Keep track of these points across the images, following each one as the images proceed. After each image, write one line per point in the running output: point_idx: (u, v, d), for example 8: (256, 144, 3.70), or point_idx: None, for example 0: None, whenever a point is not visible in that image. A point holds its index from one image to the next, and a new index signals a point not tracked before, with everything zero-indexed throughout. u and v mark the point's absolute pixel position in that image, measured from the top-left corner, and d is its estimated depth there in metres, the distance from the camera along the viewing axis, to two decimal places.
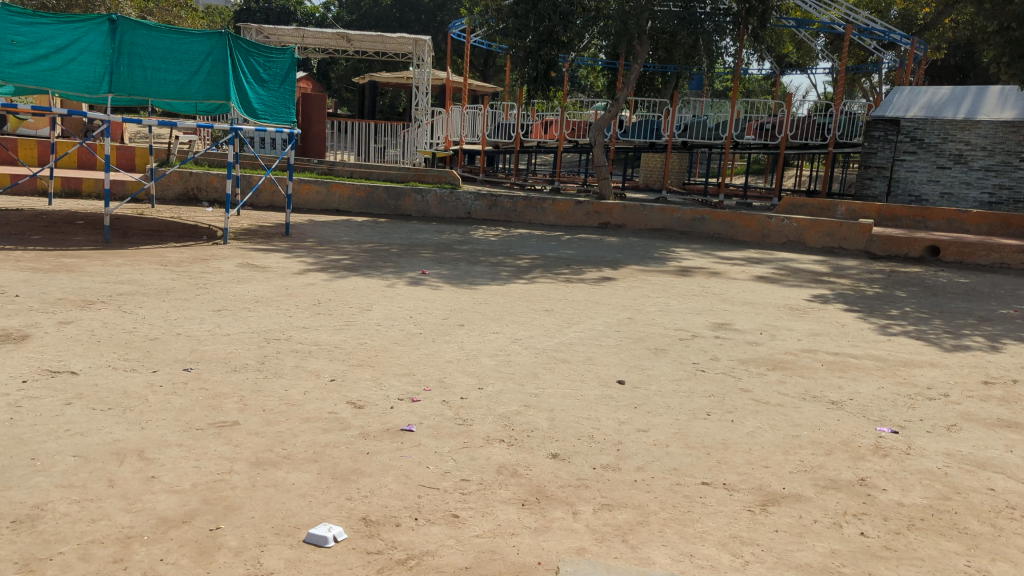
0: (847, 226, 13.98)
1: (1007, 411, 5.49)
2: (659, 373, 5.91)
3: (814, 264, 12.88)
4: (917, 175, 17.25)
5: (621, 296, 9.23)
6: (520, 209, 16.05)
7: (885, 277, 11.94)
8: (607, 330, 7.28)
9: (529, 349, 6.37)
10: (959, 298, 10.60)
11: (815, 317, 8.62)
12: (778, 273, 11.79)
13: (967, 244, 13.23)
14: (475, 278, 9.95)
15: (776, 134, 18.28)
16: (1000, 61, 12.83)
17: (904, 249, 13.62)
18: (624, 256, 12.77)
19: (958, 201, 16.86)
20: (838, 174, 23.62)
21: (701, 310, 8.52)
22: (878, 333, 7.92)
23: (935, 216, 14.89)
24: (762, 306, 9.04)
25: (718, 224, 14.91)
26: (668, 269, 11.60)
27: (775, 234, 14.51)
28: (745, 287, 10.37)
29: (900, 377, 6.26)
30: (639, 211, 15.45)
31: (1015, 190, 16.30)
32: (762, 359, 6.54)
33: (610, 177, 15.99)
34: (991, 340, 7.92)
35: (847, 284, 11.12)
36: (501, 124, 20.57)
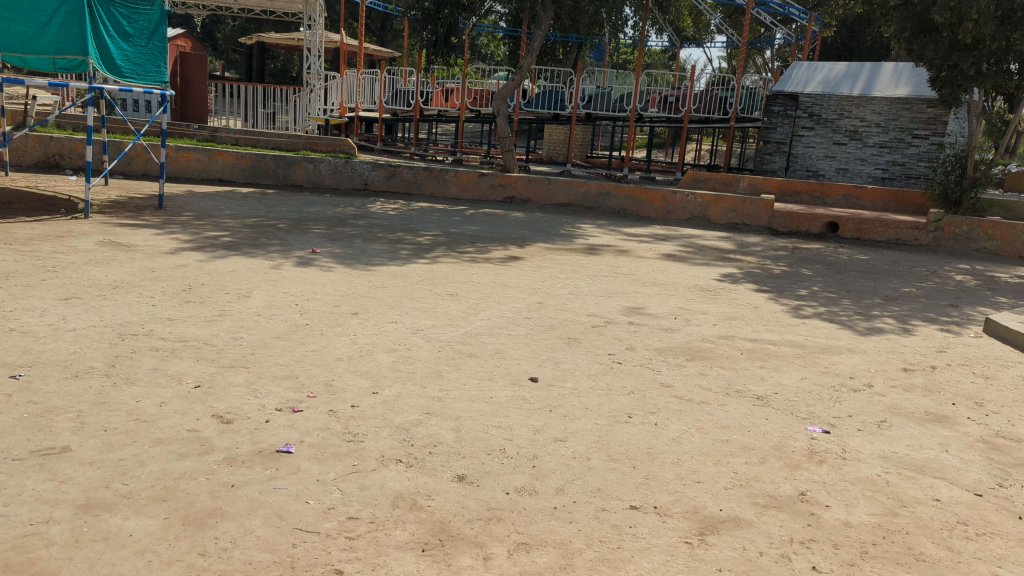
0: (750, 201, 13.84)
1: (934, 404, 5.15)
2: (574, 368, 5.38)
3: (720, 240, 12.67)
4: (814, 150, 17.38)
5: (527, 278, 8.67)
6: (420, 181, 15.24)
7: (789, 254, 11.80)
8: (515, 317, 6.71)
9: (430, 342, 5.72)
10: (863, 275, 10.51)
11: (727, 298, 8.28)
12: (685, 251, 11.49)
13: (865, 220, 13.28)
14: (370, 257, 9.20)
15: (680, 106, 18.01)
16: (900, 36, 12.81)
17: (805, 226, 13.60)
18: (527, 233, 12.24)
19: (853, 176, 17.05)
20: (737, 148, 23.77)
21: (611, 293, 8.05)
22: (792, 316, 7.63)
23: (832, 192, 14.87)
24: (672, 288, 8.66)
25: (623, 199, 14.57)
26: (574, 247, 11.14)
27: (680, 209, 14.25)
28: (654, 267, 9.99)
29: (821, 365, 5.90)
30: (543, 184, 14.92)
31: (907, 166, 16.50)
32: (679, 349, 6.11)
33: (514, 149, 15.35)
34: (901, 322, 7.73)
35: (753, 262, 10.91)
36: (399, 90, 19.66)
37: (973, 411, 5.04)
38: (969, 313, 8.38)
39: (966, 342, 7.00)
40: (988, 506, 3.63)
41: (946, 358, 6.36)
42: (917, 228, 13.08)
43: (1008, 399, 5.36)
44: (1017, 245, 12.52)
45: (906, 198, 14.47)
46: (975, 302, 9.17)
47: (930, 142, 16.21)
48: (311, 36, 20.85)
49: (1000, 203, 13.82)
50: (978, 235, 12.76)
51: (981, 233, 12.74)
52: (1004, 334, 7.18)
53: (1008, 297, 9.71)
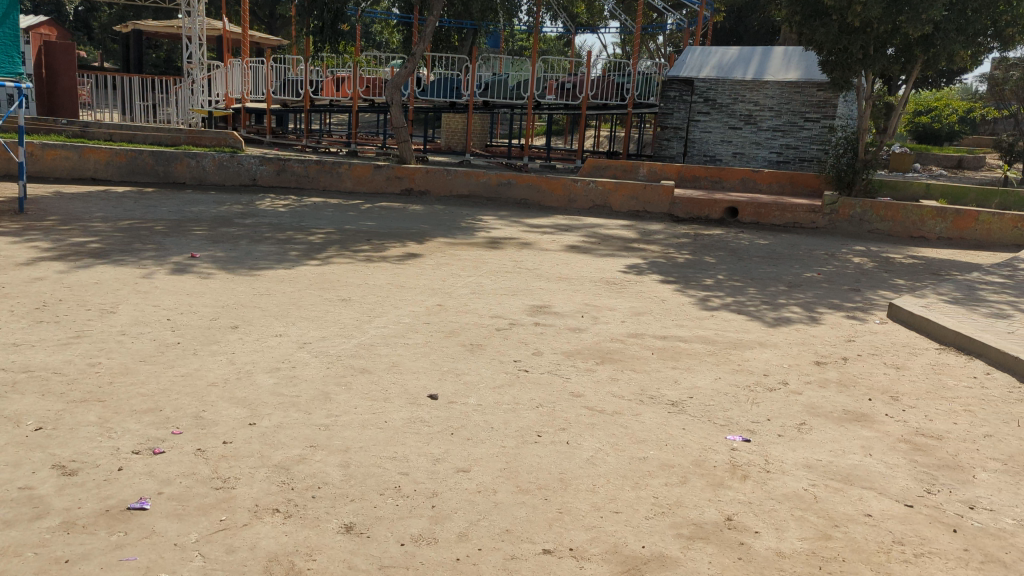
0: (651, 188, 13.72)
1: (851, 400, 4.98)
2: (477, 380, 4.96)
3: (623, 229, 12.49)
4: (711, 135, 17.48)
5: (426, 276, 8.20)
6: (311, 175, 14.48)
7: (692, 241, 11.72)
8: (412, 323, 6.23)
9: (318, 358, 5.20)
10: (765, 260, 10.49)
11: (634, 291, 8.03)
12: (589, 242, 11.24)
13: (763, 204, 13.35)
14: (256, 260, 8.53)
15: (577, 93, 17.72)
16: (792, 20, 12.91)
17: (705, 212, 13.57)
18: (427, 227, 11.74)
19: (750, 161, 17.23)
20: (634, 134, 23.83)
21: (515, 292, 7.67)
22: (700, 308, 7.42)
23: (730, 176, 14.87)
24: (578, 282, 8.35)
25: (525, 188, 14.22)
26: (475, 241, 10.72)
27: (582, 198, 14.01)
28: (559, 260, 9.68)
29: (734, 362, 5.67)
30: (441, 175, 14.41)
31: (800, 150, 16.76)
32: (588, 351, 5.78)
33: (410, 139, 14.77)
34: (807, 309, 7.64)
35: (657, 251, 10.75)
36: (288, 79, 18.73)
37: (890, 407, 4.89)
38: (870, 297, 8.41)
39: (871, 329, 6.94)
40: (920, 518, 3.42)
41: (855, 348, 6.26)
42: (813, 211, 13.23)
43: (920, 390, 5.25)
44: (907, 226, 12.82)
45: (801, 180, 14.61)
46: (873, 285, 9.24)
47: (821, 126, 16.51)
48: (190, 23, 19.63)
49: (890, 184, 14.13)
50: (871, 216, 13.00)
51: (873, 214, 12.98)
52: (907, 319, 7.17)
53: (904, 278, 9.84)
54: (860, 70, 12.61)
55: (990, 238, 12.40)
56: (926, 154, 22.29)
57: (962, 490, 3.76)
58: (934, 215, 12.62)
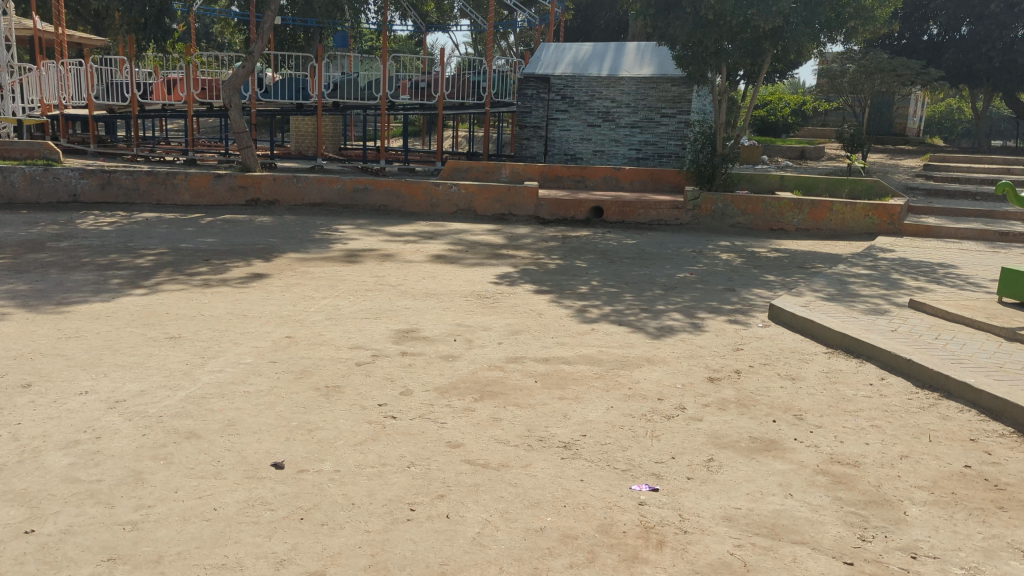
0: (514, 190, 13.14)
1: (755, 425, 4.51)
2: (333, 436, 4.14)
3: (489, 234, 11.85)
4: (571, 133, 17.15)
5: (274, 301, 7.24)
6: (142, 188, 12.96)
7: (560, 244, 11.22)
8: (254, 364, 5.32)
9: (132, 421, 4.22)
10: (637, 261, 10.10)
11: (508, 305, 7.37)
12: (455, 250, 10.52)
13: (627, 202, 13.06)
14: (69, 291, 7.27)
15: (433, 93, 17.01)
16: (646, 13, 12.66)
17: (571, 212, 13.15)
18: (275, 241, 10.67)
19: (610, 158, 17.02)
20: (493, 133, 23.29)
21: (376, 313, 6.85)
22: (579, 321, 6.85)
23: (593, 175, 14.48)
24: (447, 298, 7.61)
25: (382, 194, 13.32)
26: (330, 254, 9.77)
27: (444, 202, 13.28)
28: (423, 272, 8.91)
29: (626, 386, 5.10)
30: (290, 184, 13.27)
31: (658, 145, 16.69)
32: (463, 384, 5.05)
33: (254, 146, 13.49)
34: (688, 315, 7.22)
35: (526, 257, 10.15)
36: (112, 83, 16.78)
37: (797, 430, 4.44)
38: (747, 296, 8.11)
39: (757, 334, 6.57)
40: None
41: (746, 359, 5.83)
42: (676, 207, 13.06)
43: (822, 405, 4.84)
44: (766, 219, 12.77)
45: (662, 176, 14.38)
46: (747, 282, 8.99)
47: (677, 121, 16.49)
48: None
49: (747, 177, 14.12)
50: (733, 211, 12.89)
51: (735, 209, 12.87)
52: (789, 320, 6.84)
53: (774, 273, 9.67)
54: (715, 65, 12.50)
55: (844, 226, 12.51)
56: (773, 146, 22.90)
57: (898, 533, 3.31)
58: (792, 207, 12.62)
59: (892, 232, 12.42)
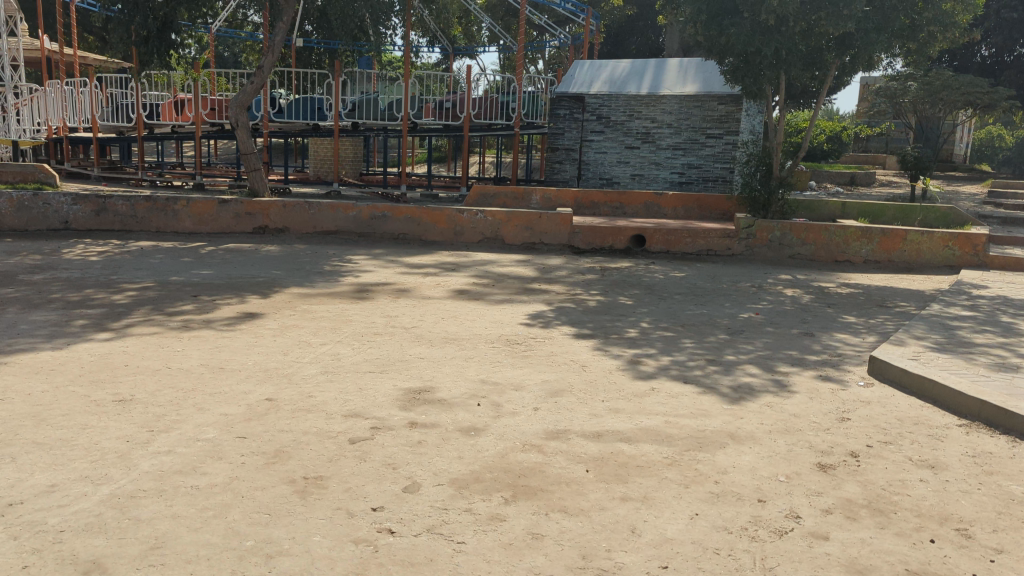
0: (547, 216, 11.88)
1: (909, 551, 3.16)
2: (301, 570, 2.85)
3: (519, 266, 10.60)
4: (607, 156, 15.91)
5: (263, 348, 6.01)
6: (140, 215, 11.92)
7: (599, 278, 9.94)
8: (214, 442, 4.05)
9: (17, 542, 2.97)
10: (690, 298, 8.77)
11: (544, 354, 6.08)
12: (480, 284, 9.26)
13: (672, 230, 11.74)
14: (18, 336, 6.08)
15: (458, 113, 15.83)
16: (696, 21, 11.36)
17: (609, 241, 11.84)
18: (279, 273, 9.49)
19: (649, 183, 15.74)
20: (522, 158, 22.11)
21: (383, 366, 5.59)
22: (633, 377, 5.53)
23: (632, 201, 13.16)
24: (471, 344, 6.33)
25: (401, 221, 12.12)
26: (338, 289, 8.55)
27: (470, 230, 12.04)
28: (445, 310, 7.66)
29: (711, 480, 3.76)
30: (301, 210, 12.11)
31: (703, 169, 15.38)
32: (490, 474, 3.75)
33: (262, 168, 12.37)
34: (766, 369, 5.87)
35: (562, 293, 8.86)
36: (117, 104, 15.69)
37: (971, 562, 3.10)
38: (831, 344, 6.75)
39: (861, 398, 5.20)
40: None
41: (858, 434, 4.48)
42: (727, 236, 11.71)
43: (989, 514, 3.49)
44: (830, 249, 11.41)
45: (709, 203, 13.02)
46: (825, 324, 7.61)
47: (724, 142, 15.18)
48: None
49: (805, 203, 12.72)
50: (792, 239, 11.52)
51: (794, 237, 11.50)
52: (898, 378, 5.44)
53: (853, 313, 8.28)
54: (773, 76, 11.19)
55: (920, 259, 11.13)
56: (819, 171, 21.45)
57: None
58: (860, 236, 11.25)
59: (975, 264, 10.95)
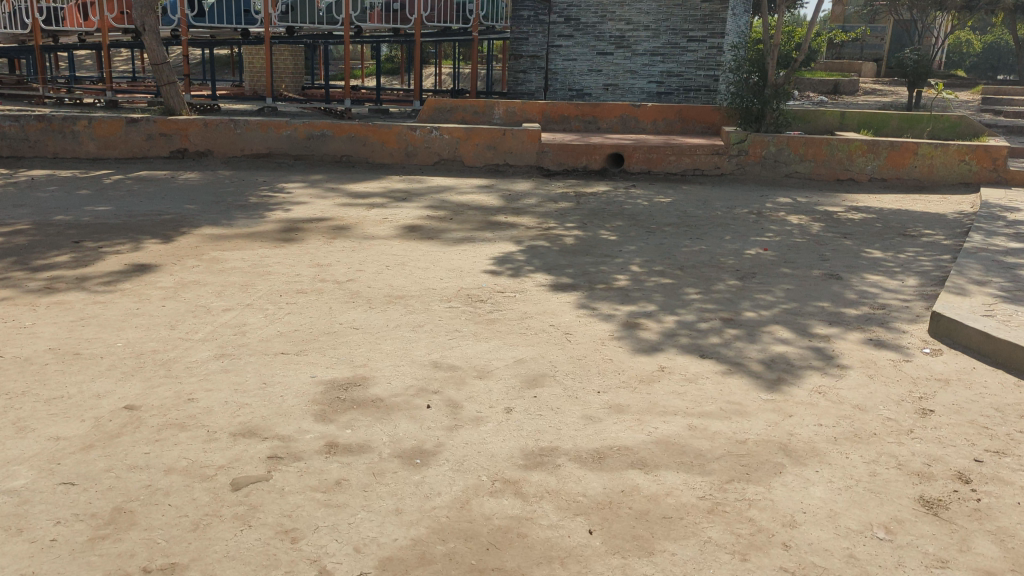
0: (512, 133, 10.35)
1: None
2: None
3: (482, 193, 9.14)
4: (576, 63, 14.27)
5: (145, 318, 4.54)
6: (32, 138, 10.21)
7: (574, 207, 8.53)
8: (21, 500, 2.65)
9: None
10: (683, 230, 7.44)
11: (516, 318, 4.72)
12: (436, 217, 7.83)
13: (654, 146, 10.31)
14: None
15: (408, 15, 13.82)
16: None
17: (583, 160, 10.38)
18: (193, 208, 7.94)
19: (624, 94, 14.20)
20: (482, 70, 20.28)
21: (302, 345, 4.18)
22: (634, 350, 4.20)
23: (606, 114, 11.63)
24: (420, 304, 4.94)
25: (345, 141, 10.52)
26: (261, 229, 7.04)
27: (423, 150, 10.49)
28: (390, 255, 6.23)
29: (779, 546, 2.49)
30: (225, 130, 10.39)
31: (684, 77, 13.90)
32: (444, 548, 2.43)
33: (177, 80, 10.53)
34: (800, 331, 4.59)
35: (532, 227, 7.47)
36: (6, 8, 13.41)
37: None
38: (867, 291, 5.49)
39: (937, 374, 3.95)
40: None
41: (957, 440, 3.24)
42: (716, 153, 10.32)
43: None
44: (831, 166, 10.11)
45: (693, 114, 11.56)
46: (849, 262, 6.35)
47: (708, 46, 13.71)
48: None
49: (799, 113, 11.18)
50: (788, 156, 10.18)
51: (791, 153, 10.16)
52: (977, 344, 4.21)
53: (876, 245, 7.03)
54: None
55: (932, 175, 9.92)
56: (801, 79, 20.00)
57: None
58: (866, 151, 9.97)
59: (994, 180, 9.77)
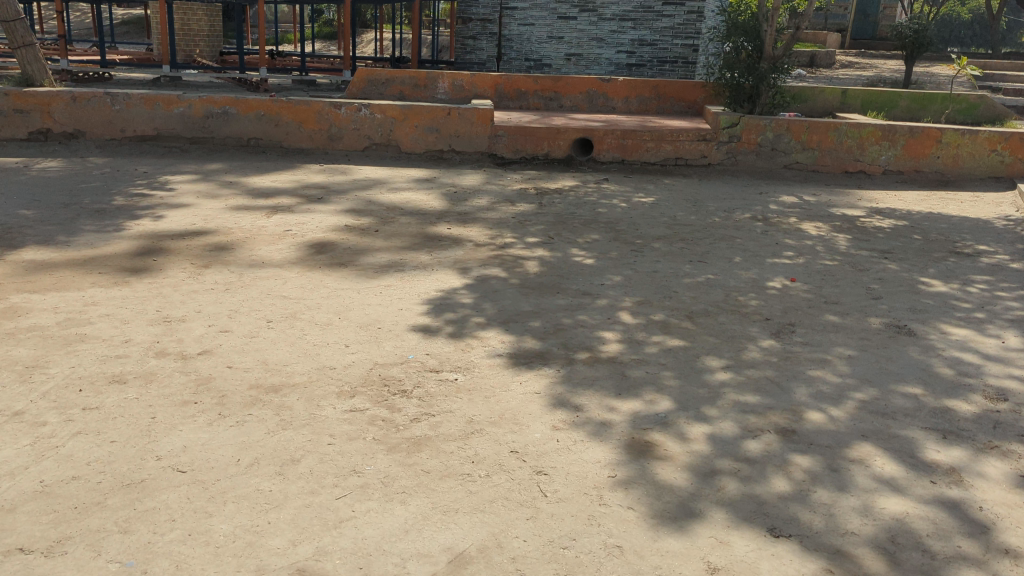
0: (458, 112, 8.50)
1: None
2: None
3: (420, 190, 7.30)
4: (534, 28, 12.42)
5: None
6: None
7: (534, 212, 6.77)
8: None
9: None
10: (677, 251, 5.73)
11: (454, 436, 2.95)
12: (356, 228, 5.99)
13: (629, 131, 8.56)
14: None
15: None
16: None
17: (543, 147, 8.60)
18: (30, 211, 5.93)
19: (589, 66, 12.40)
20: (426, 36, 18.26)
21: (66, 526, 2.33)
22: (657, 518, 2.47)
23: (569, 89, 9.81)
24: (303, 407, 3.11)
25: (252, 121, 8.49)
26: (107, 249, 5.10)
27: (348, 132, 8.55)
28: (278, 295, 4.37)
29: None
30: (99, 105, 8.19)
31: (658, 47, 12.13)
32: None
33: (35, 42, 8.25)
34: (904, 455, 2.92)
35: (482, 244, 5.69)
36: None
37: None
38: (963, 359, 3.86)
39: None
40: None
41: None
42: (702, 138, 8.60)
43: None
44: (839, 155, 8.53)
45: (670, 90, 9.81)
46: (910, 304, 4.72)
47: (686, 10, 11.97)
48: None
49: (795, 90, 9.49)
50: (788, 143, 8.54)
51: (791, 140, 8.53)
52: None
53: (931, 270, 5.43)
54: None
55: (957, 167, 8.43)
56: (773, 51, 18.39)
57: None
58: (880, 138, 8.42)
59: None
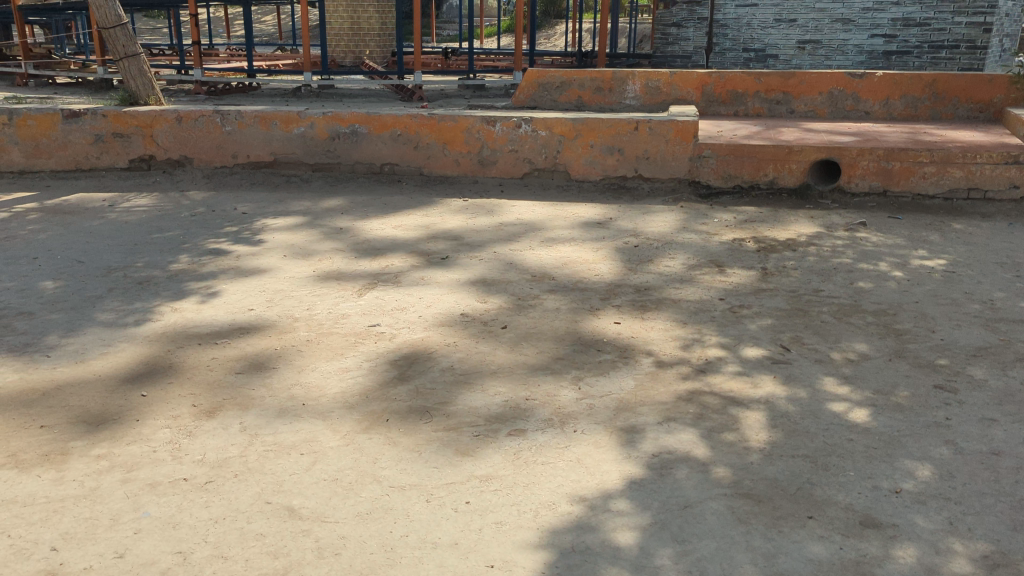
0: (650, 126, 6.26)
1: None
2: None
3: (586, 244, 5.18)
4: (757, 11, 10.18)
5: None
6: None
7: (754, 287, 4.44)
8: None
9: None
10: (1019, 391, 3.24)
11: None
12: (479, 317, 3.97)
13: (897, 150, 5.92)
14: None
15: None
16: None
17: (767, 172, 6.14)
18: (57, 281, 4.42)
19: (830, 55, 10.07)
20: (623, 25, 16.09)
21: None
22: None
23: (804, 88, 7.25)
24: None
25: (386, 142, 6.68)
26: (93, 365, 3.38)
27: (504, 154, 6.53)
28: (279, 509, 2.42)
29: None
30: (207, 127, 6.74)
31: (931, 27, 9.72)
32: None
33: (143, 52, 7.13)
34: None
35: (668, 365, 3.47)
36: None
37: None
38: None
39: None
40: None
41: None
42: (1013, 160, 5.80)
43: None
44: None
45: (953, 86, 6.99)
46: None
47: None
48: None
49: None
50: None
51: None
52: None
53: None
54: None
55: None
56: None
57: None
58: None
59: None
